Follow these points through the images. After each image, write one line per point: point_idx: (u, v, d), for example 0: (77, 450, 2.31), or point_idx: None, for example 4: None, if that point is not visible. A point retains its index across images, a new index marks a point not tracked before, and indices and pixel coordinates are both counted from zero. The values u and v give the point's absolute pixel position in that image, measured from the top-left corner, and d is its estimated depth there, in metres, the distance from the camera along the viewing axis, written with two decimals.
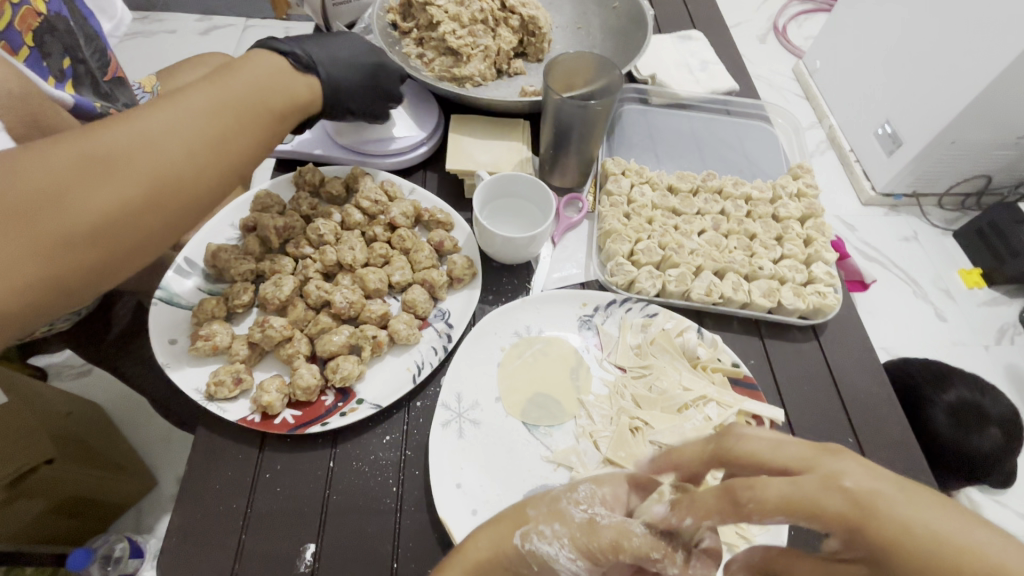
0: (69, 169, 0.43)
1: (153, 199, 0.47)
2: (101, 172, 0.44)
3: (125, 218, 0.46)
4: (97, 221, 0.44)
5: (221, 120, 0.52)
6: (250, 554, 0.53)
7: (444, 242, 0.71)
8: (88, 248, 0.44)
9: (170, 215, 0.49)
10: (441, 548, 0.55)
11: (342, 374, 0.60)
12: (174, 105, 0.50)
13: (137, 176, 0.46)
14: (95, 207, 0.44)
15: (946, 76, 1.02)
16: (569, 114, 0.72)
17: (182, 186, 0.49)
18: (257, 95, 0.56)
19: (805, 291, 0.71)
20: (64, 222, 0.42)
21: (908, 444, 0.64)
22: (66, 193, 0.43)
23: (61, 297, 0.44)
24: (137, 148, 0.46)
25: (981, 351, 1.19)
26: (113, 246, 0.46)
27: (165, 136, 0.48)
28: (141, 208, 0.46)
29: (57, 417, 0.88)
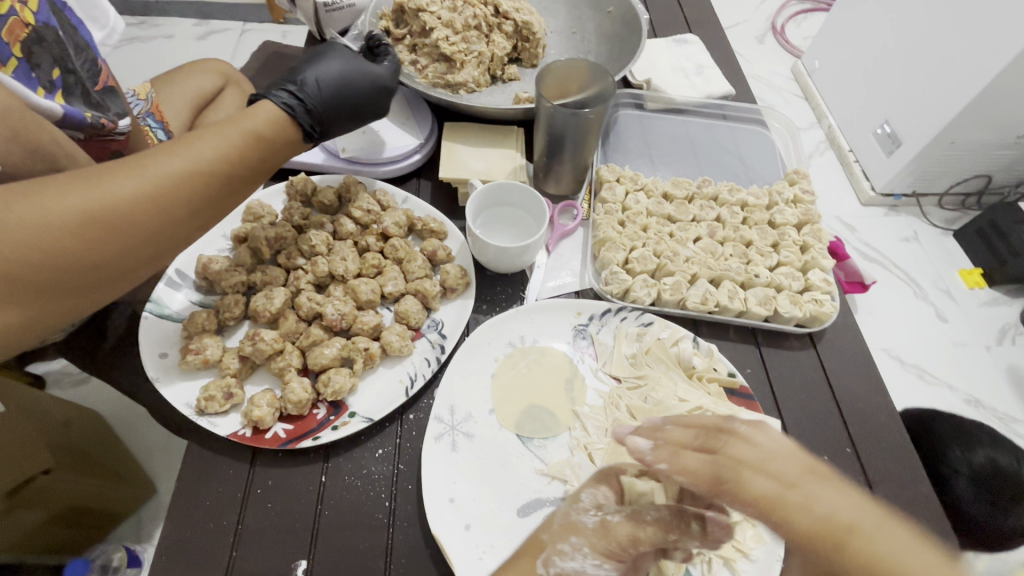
0: (69, 234, 0.42)
1: (142, 256, 0.48)
2: (105, 235, 0.44)
3: (111, 273, 0.46)
4: (84, 279, 0.44)
5: (224, 183, 0.51)
6: (241, 571, 0.53)
7: (437, 252, 0.71)
8: (71, 298, 0.45)
9: (154, 262, 0.50)
10: (434, 565, 0.54)
11: (334, 387, 0.60)
12: (184, 159, 0.48)
13: (137, 239, 0.46)
14: (86, 268, 0.44)
15: (945, 76, 1.02)
16: (562, 122, 0.72)
17: (171, 242, 0.50)
18: (263, 153, 0.55)
19: (802, 299, 0.71)
20: (54, 282, 0.43)
21: (906, 452, 0.64)
22: (61, 257, 0.42)
23: (39, 332, 0.45)
24: (141, 212, 0.46)
25: (982, 352, 1.18)
26: (95, 293, 0.47)
27: (171, 199, 0.47)
28: (129, 264, 0.47)
29: (55, 426, 0.88)
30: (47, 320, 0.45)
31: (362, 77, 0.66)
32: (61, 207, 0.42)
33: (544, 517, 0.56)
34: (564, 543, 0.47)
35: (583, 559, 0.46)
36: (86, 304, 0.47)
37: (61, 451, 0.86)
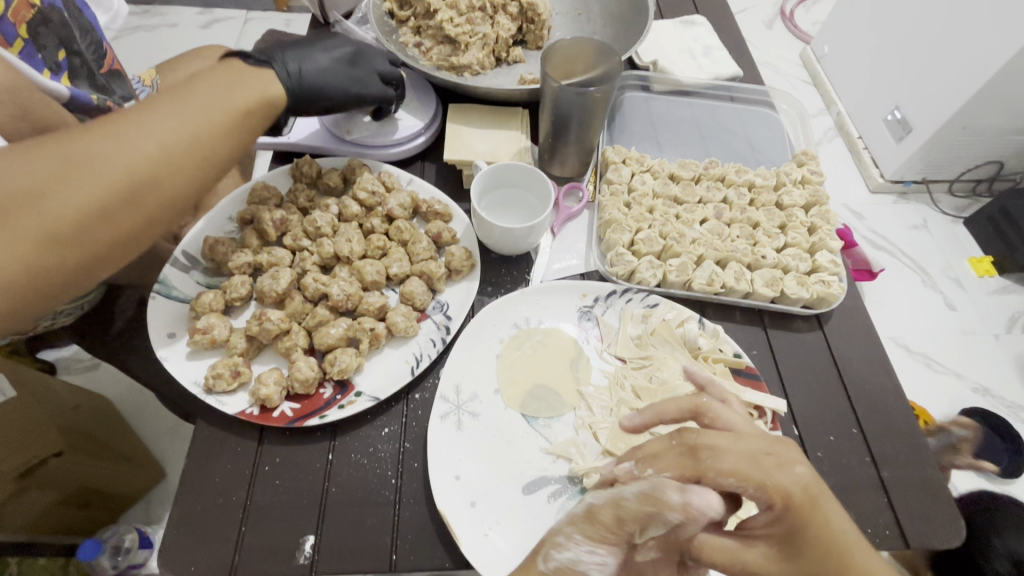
0: (44, 177, 0.43)
1: (125, 199, 0.46)
2: (77, 175, 0.44)
3: (97, 219, 0.45)
4: (69, 225, 0.44)
5: (193, 119, 0.51)
6: (250, 546, 0.53)
7: (442, 234, 0.71)
8: (66, 251, 0.44)
9: (145, 212, 0.48)
10: (440, 538, 0.55)
11: (340, 366, 0.60)
12: (152, 107, 0.50)
13: (112, 177, 0.46)
14: (68, 211, 0.44)
15: (959, 59, 1.00)
16: (567, 102, 0.71)
17: (156, 185, 0.48)
18: (228, 92, 0.54)
19: (809, 280, 0.70)
20: (38, 227, 0.43)
21: (914, 435, 0.63)
22: (39, 200, 0.43)
23: (41, 301, 0.45)
24: (110, 152, 0.46)
25: (992, 340, 1.17)
26: (89, 243, 0.46)
27: (139, 136, 0.48)
28: (115, 205, 0.46)
29: (67, 411, 0.96)
30: (46, 279, 0.44)
31: (331, 51, 0.69)
32: (33, 158, 0.44)
33: (549, 494, 0.57)
34: (558, 534, 0.47)
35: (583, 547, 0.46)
36: (86, 267, 0.46)
37: (73, 435, 0.95)
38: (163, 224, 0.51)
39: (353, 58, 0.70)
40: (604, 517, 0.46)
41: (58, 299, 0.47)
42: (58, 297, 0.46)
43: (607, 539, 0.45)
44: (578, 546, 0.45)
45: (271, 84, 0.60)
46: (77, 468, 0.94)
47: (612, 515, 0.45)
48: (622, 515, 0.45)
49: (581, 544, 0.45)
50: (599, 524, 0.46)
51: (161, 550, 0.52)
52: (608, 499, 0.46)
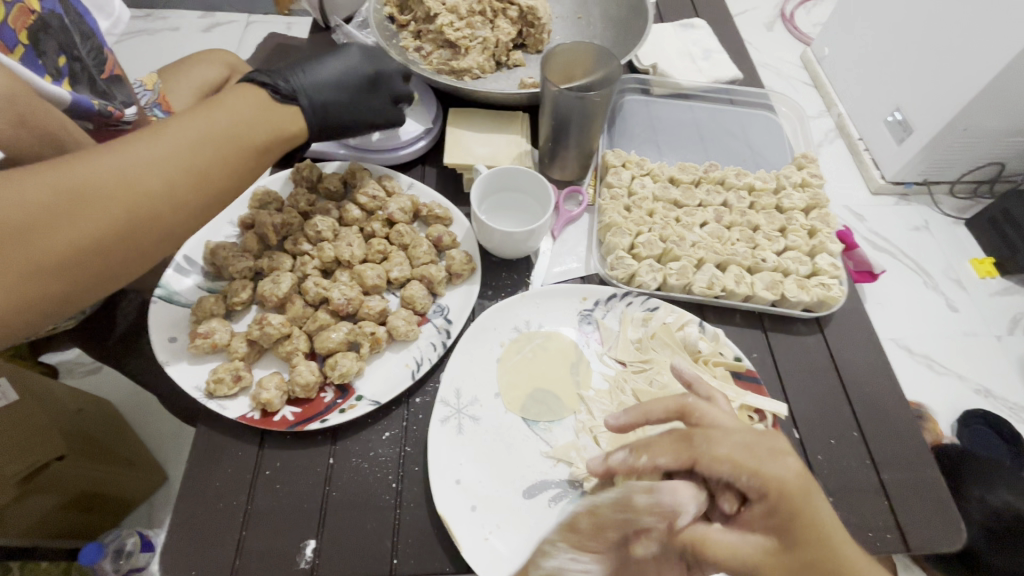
0: (43, 208, 0.43)
1: (125, 235, 0.47)
2: (77, 208, 0.44)
3: (94, 253, 0.46)
4: (65, 258, 0.44)
5: (202, 157, 0.51)
6: (250, 550, 0.53)
7: (442, 237, 0.71)
8: (60, 283, 0.45)
9: (145, 246, 0.49)
10: (440, 543, 0.55)
11: (341, 370, 0.60)
12: (161, 139, 0.50)
13: (114, 213, 0.46)
14: (65, 244, 0.44)
15: (958, 61, 1.00)
16: (567, 107, 0.71)
17: (157, 222, 0.49)
18: (241, 129, 0.55)
19: (809, 283, 0.70)
20: (37, 262, 0.43)
21: (915, 438, 0.63)
22: (42, 233, 0.43)
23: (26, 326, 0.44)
24: (115, 188, 0.46)
25: (994, 341, 1.17)
26: (81, 275, 0.46)
27: (146, 172, 0.48)
28: (113, 240, 0.46)
29: (67, 414, 0.97)
30: (38, 308, 0.44)
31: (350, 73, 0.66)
32: (34, 184, 0.43)
33: (550, 498, 0.57)
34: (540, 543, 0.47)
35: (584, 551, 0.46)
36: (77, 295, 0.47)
37: (74, 439, 0.96)
38: (158, 254, 0.52)
39: (372, 81, 0.68)
40: (589, 522, 0.46)
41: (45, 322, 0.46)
42: (43, 321, 0.46)
43: (591, 546, 0.45)
44: (562, 554, 0.45)
45: (284, 116, 0.60)
46: (76, 471, 0.95)
47: (598, 520, 0.46)
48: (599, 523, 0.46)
49: (566, 552, 0.45)
50: (580, 530, 0.45)
51: (162, 554, 0.53)
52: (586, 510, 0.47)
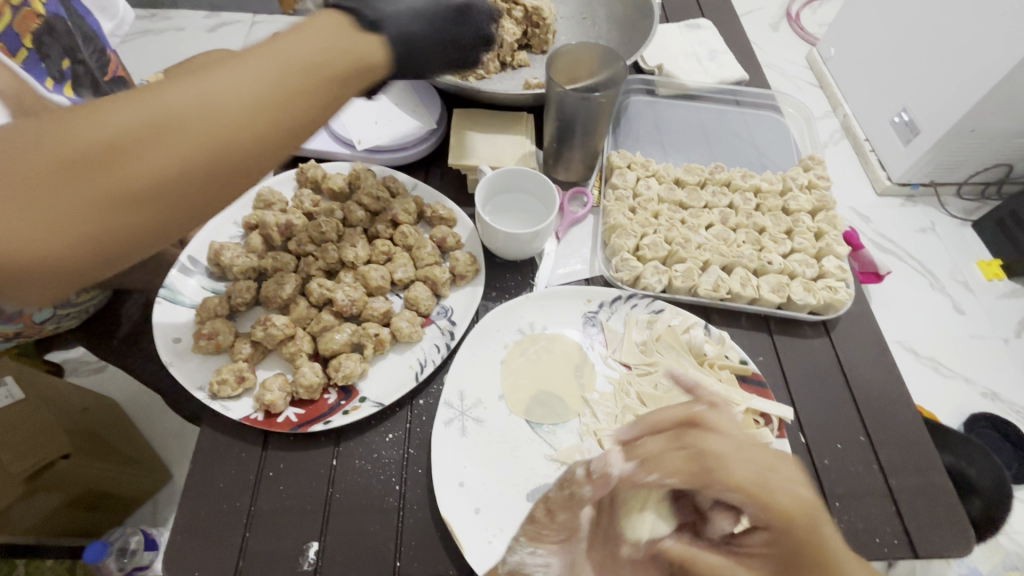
0: (128, 134, 0.37)
1: (176, 164, 0.38)
2: (163, 136, 0.38)
3: (177, 188, 0.39)
4: (148, 189, 0.38)
5: (272, 74, 0.40)
6: (253, 552, 0.53)
7: (446, 239, 0.71)
8: (138, 217, 0.38)
9: (202, 175, 0.39)
10: (443, 546, 0.55)
11: (344, 372, 0.60)
12: (243, 60, 0.40)
13: (198, 146, 0.38)
14: (147, 173, 0.37)
15: (967, 62, 0.99)
16: (573, 107, 0.71)
17: (211, 147, 0.38)
18: (340, 49, 0.42)
19: (816, 286, 0.70)
20: (80, 195, 0.36)
21: (921, 443, 0.63)
22: (85, 158, 0.36)
23: (116, 263, 0.40)
24: (165, 106, 0.38)
25: (1001, 344, 1.16)
26: (167, 212, 0.39)
27: (208, 88, 0.39)
28: (200, 180, 0.39)
29: (73, 412, 0.96)
30: (120, 246, 0.39)
31: None
32: (123, 111, 0.37)
33: None
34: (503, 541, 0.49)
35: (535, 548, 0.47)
36: (142, 239, 0.39)
37: (79, 437, 0.96)
38: (231, 189, 0.42)
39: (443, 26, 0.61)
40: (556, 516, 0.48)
41: (132, 262, 0.41)
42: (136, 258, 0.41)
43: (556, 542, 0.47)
44: (522, 550, 0.48)
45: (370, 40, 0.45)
46: (82, 470, 0.95)
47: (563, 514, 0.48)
48: (566, 512, 0.48)
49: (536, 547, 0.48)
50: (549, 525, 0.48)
51: (165, 555, 0.53)
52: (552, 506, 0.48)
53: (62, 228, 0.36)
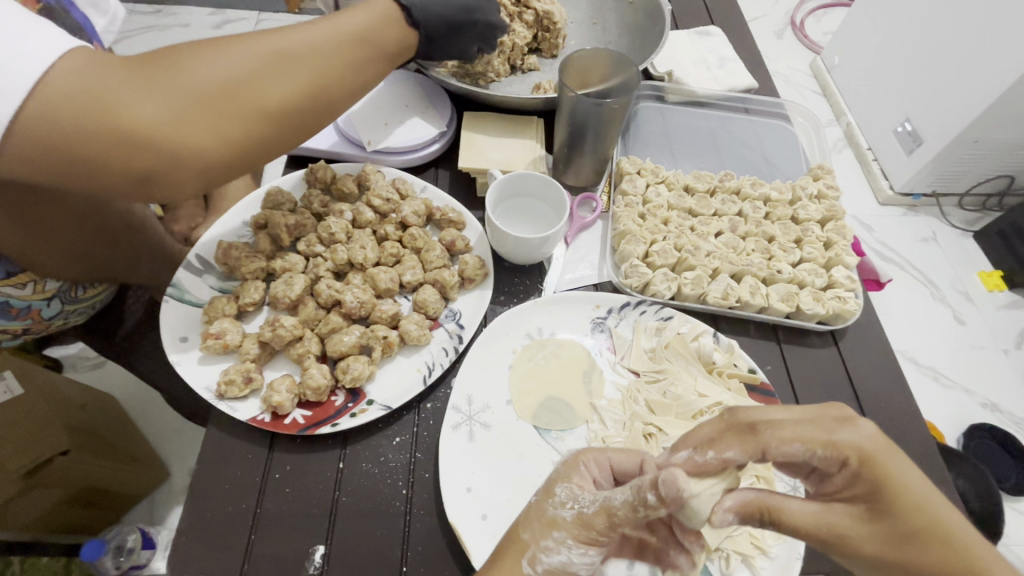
0: (257, 65, 0.48)
1: (298, 97, 0.50)
2: (284, 70, 0.49)
3: (290, 109, 0.50)
4: (273, 108, 0.49)
5: (361, 50, 0.54)
6: (260, 556, 0.53)
7: (455, 242, 0.70)
8: (263, 130, 0.49)
9: (318, 112, 0.53)
10: (452, 553, 0.54)
11: (352, 374, 0.60)
12: (338, 35, 0.53)
13: (305, 76, 0.50)
14: (273, 95, 0.49)
15: (971, 73, 0.99)
16: (584, 112, 0.71)
17: (322, 97, 0.52)
18: (395, 35, 0.58)
19: (825, 296, 0.70)
20: (238, 116, 0.47)
21: (931, 455, 0.62)
22: (241, 87, 0.47)
23: (238, 166, 0.50)
24: (279, 50, 0.50)
25: (1001, 356, 1.16)
26: (281, 128, 0.51)
27: (323, 50, 0.52)
28: (306, 105, 0.51)
29: (72, 408, 0.96)
30: (244, 149, 0.49)
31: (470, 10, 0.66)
32: (252, 48, 0.48)
33: None
34: (547, 539, 0.46)
35: (568, 551, 0.46)
36: (265, 151, 0.51)
37: (78, 433, 0.95)
38: (324, 126, 0.55)
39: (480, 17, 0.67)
40: (597, 523, 0.45)
41: (244, 169, 0.51)
42: (247, 166, 0.51)
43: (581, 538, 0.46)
44: (570, 550, 0.46)
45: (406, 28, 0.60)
46: (80, 467, 0.94)
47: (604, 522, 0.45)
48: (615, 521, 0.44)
49: (573, 548, 0.46)
50: (591, 530, 0.45)
51: (171, 556, 0.52)
52: (598, 505, 0.45)
53: (212, 130, 0.46)
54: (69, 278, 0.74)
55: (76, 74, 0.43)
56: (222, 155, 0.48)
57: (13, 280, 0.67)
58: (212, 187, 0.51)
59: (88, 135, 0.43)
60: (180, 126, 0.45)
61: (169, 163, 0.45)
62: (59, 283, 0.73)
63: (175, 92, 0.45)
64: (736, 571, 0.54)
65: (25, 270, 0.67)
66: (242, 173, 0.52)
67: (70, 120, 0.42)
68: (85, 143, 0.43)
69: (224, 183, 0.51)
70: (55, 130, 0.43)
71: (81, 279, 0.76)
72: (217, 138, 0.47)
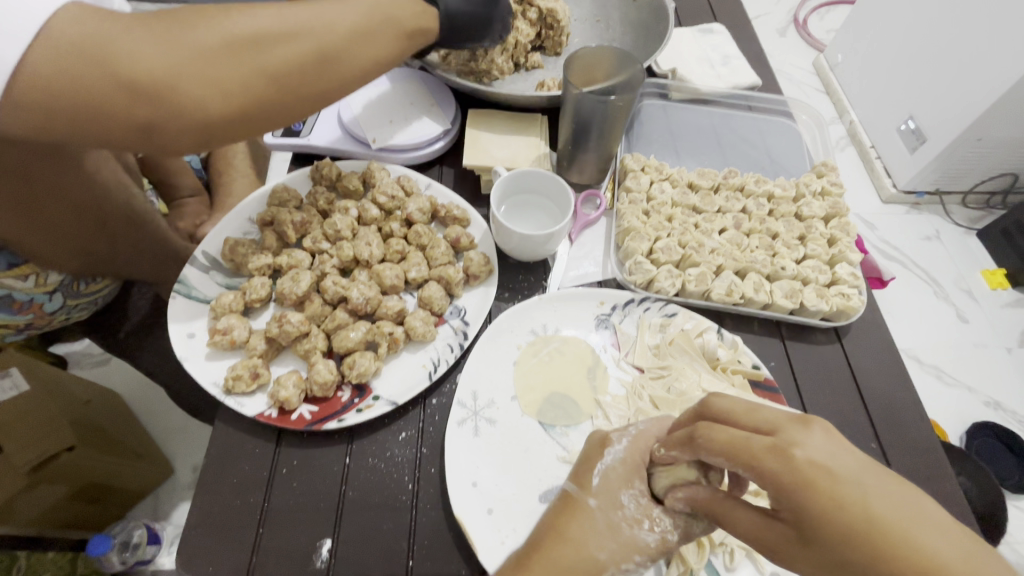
0: (269, 28, 0.47)
1: (307, 65, 0.49)
2: (295, 36, 0.48)
3: (297, 75, 0.49)
4: (280, 72, 0.48)
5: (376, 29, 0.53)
6: (267, 550, 0.53)
7: (461, 238, 0.71)
8: (267, 93, 0.48)
9: (323, 84, 0.52)
10: (457, 547, 0.55)
11: (358, 370, 0.60)
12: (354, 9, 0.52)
13: (317, 46, 0.49)
14: (281, 59, 0.48)
15: (974, 71, 0.99)
16: (588, 109, 0.71)
17: (331, 68, 0.51)
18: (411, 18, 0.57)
19: (828, 293, 0.70)
20: (243, 76, 0.46)
21: (933, 452, 0.63)
22: (248, 50, 0.46)
23: (239, 126, 0.49)
24: (293, 16, 0.48)
25: (1004, 353, 1.16)
26: (285, 93, 0.50)
27: (336, 23, 0.50)
28: (313, 73, 0.50)
29: (78, 404, 0.97)
30: (247, 110, 0.48)
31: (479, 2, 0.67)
32: (265, 11, 0.47)
33: None
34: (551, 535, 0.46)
35: None
36: (269, 117, 0.51)
37: (82, 429, 0.96)
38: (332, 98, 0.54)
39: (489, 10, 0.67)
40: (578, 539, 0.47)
41: (245, 129, 0.51)
42: (248, 127, 0.50)
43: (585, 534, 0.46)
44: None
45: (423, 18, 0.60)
46: (87, 463, 0.95)
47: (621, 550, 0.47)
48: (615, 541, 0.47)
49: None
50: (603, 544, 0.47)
51: (179, 550, 0.53)
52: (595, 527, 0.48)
53: (215, 87, 0.45)
54: (71, 271, 0.74)
55: (80, 17, 0.42)
56: (223, 113, 0.47)
57: (14, 271, 0.68)
58: (211, 146, 0.50)
59: (88, 79, 0.42)
60: (183, 80, 0.44)
61: (165, 120, 0.45)
62: (60, 277, 0.74)
63: (178, 48, 0.44)
64: (739, 566, 0.54)
65: (26, 261, 0.68)
66: (243, 134, 0.51)
67: (72, 62, 0.41)
68: (85, 87, 0.42)
69: (224, 142, 0.51)
70: (55, 71, 0.41)
71: (83, 273, 0.77)
72: (220, 96, 0.46)
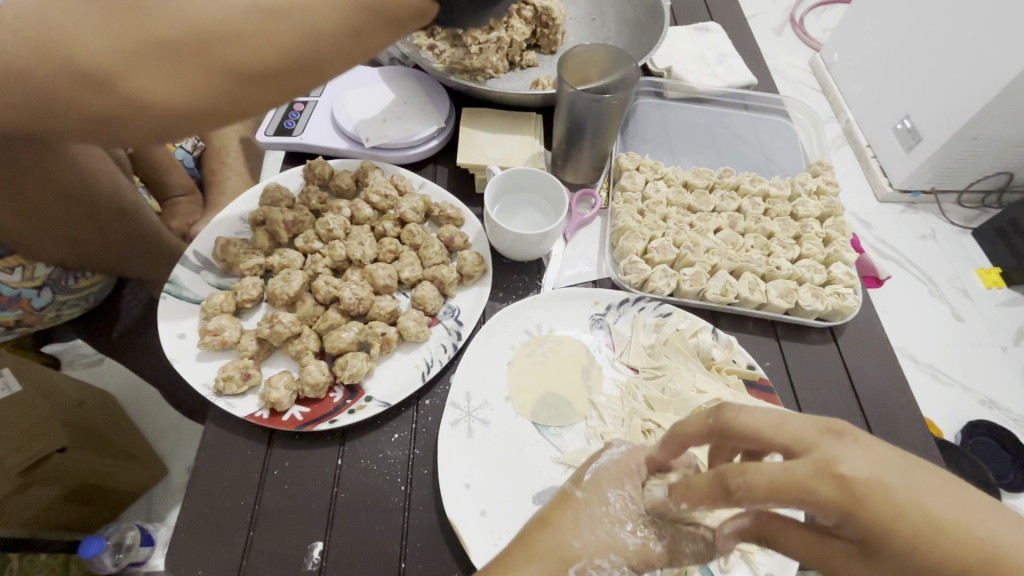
0: (227, 20, 0.40)
1: (271, 64, 0.42)
2: (258, 31, 0.41)
3: (259, 74, 0.43)
4: (239, 71, 0.42)
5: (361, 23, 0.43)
6: (258, 552, 0.53)
7: (454, 238, 0.70)
8: (226, 92, 0.43)
9: (294, 82, 0.45)
10: (450, 549, 0.54)
11: (350, 371, 0.60)
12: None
13: (283, 43, 0.42)
14: (239, 56, 0.41)
15: (971, 69, 0.99)
16: (583, 108, 0.70)
17: (303, 67, 0.44)
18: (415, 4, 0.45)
19: (824, 292, 0.70)
20: (196, 75, 0.42)
21: (928, 452, 0.62)
22: (202, 43, 0.41)
23: (203, 123, 0.46)
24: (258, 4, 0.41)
25: (998, 352, 1.16)
26: (250, 92, 0.44)
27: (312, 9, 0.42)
28: (279, 72, 0.43)
29: (69, 406, 0.97)
30: (206, 109, 0.44)
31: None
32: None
33: None
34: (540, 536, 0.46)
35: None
36: (236, 114, 0.46)
37: (74, 430, 0.96)
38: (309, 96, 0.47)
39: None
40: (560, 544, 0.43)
41: (212, 125, 0.47)
42: (214, 123, 0.46)
43: None
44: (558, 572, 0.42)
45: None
46: (78, 464, 0.95)
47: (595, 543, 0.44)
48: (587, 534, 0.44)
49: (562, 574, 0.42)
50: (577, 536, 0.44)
51: (168, 553, 0.52)
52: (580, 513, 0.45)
53: (168, 82, 0.42)
54: (59, 263, 0.73)
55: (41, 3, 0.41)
56: (181, 110, 0.44)
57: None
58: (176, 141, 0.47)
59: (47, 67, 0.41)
60: (133, 74, 0.41)
61: (129, 112, 0.43)
62: (48, 269, 0.73)
63: (131, 38, 0.40)
64: (734, 568, 0.54)
65: (13, 252, 0.67)
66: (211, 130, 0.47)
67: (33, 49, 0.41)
68: (44, 76, 0.42)
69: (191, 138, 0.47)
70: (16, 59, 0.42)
71: (71, 266, 0.76)
72: (174, 93, 0.42)
